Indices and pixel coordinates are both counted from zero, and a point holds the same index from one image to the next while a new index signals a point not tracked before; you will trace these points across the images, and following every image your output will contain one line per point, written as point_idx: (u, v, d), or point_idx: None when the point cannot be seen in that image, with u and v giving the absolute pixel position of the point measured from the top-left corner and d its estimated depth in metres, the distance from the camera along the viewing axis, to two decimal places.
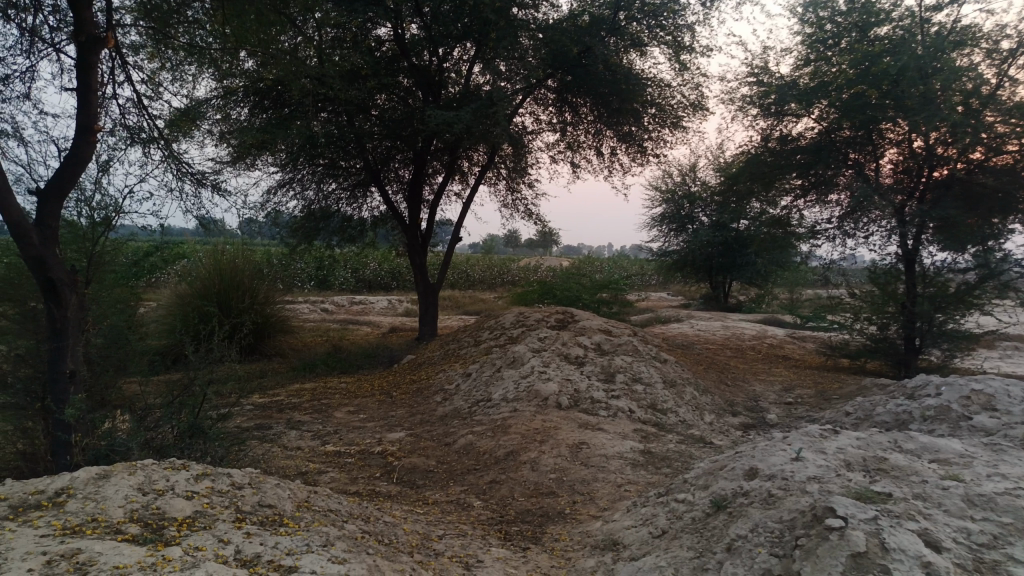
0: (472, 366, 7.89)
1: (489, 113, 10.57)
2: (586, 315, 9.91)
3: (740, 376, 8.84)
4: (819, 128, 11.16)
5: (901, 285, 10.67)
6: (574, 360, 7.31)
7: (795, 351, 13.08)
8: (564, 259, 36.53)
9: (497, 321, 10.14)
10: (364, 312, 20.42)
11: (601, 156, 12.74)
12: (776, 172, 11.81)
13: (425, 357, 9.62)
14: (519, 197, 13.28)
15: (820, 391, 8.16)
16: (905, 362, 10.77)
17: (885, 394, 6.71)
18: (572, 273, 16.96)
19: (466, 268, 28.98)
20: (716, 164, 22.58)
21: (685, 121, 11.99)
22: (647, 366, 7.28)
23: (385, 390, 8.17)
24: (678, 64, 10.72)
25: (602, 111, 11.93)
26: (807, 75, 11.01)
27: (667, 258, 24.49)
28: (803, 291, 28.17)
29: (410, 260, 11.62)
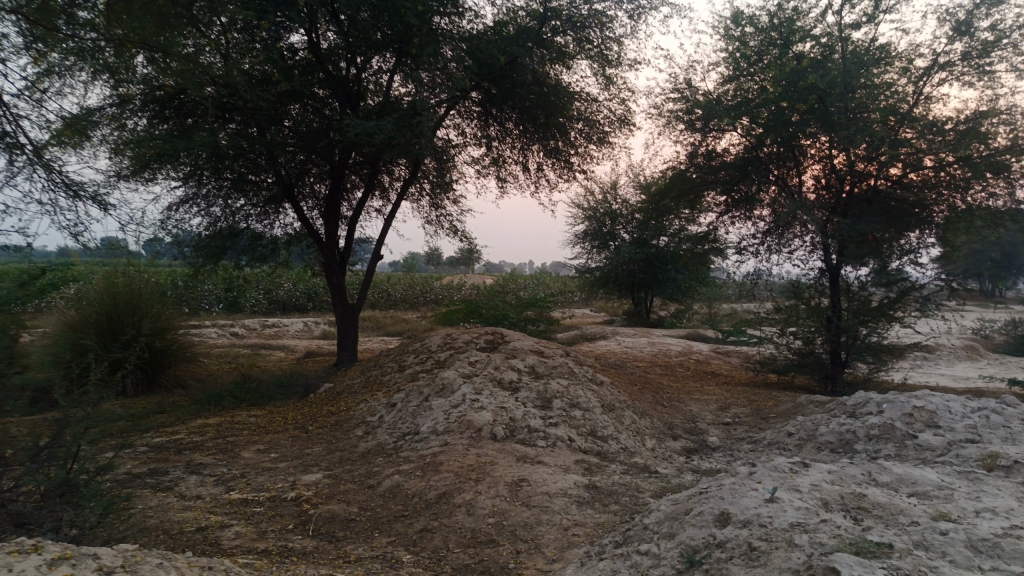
0: (396, 395, 7.29)
1: (411, 125, 10.06)
2: (516, 336, 9.47)
3: (676, 396, 8.59)
4: (744, 144, 11.12)
5: (825, 300, 10.75)
6: (507, 386, 6.84)
7: (722, 367, 13.04)
8: (486, 278, 36.13)
9: (422, 344, 9.55)
10: (277, 336, 19.35)
11: (527, 172, 12.42)
12: (702, 188, 11.78)
13: (344, 385, 8.94)
14: (443, 213, 12.78)
15: (756, 410, 7.97)
16: (832, 376, 10.80)
17: (827, 413, 6.55)
18: (497, 291, 16.53)
19: (386, 287, 28.15)
20: (637, 181, 22.76)
21: (611, 136, 11.83)
22: (584, 390, 6.89)
23: (299, 424, 7.47)
24: (604, 77, 10.53)
25: (528, 125, 11.61)
26: (730, 90, 11.05)
27: (589, 275, 24.46)
28: (721, 306, 28.74)
29: (328, 280, 10.88)
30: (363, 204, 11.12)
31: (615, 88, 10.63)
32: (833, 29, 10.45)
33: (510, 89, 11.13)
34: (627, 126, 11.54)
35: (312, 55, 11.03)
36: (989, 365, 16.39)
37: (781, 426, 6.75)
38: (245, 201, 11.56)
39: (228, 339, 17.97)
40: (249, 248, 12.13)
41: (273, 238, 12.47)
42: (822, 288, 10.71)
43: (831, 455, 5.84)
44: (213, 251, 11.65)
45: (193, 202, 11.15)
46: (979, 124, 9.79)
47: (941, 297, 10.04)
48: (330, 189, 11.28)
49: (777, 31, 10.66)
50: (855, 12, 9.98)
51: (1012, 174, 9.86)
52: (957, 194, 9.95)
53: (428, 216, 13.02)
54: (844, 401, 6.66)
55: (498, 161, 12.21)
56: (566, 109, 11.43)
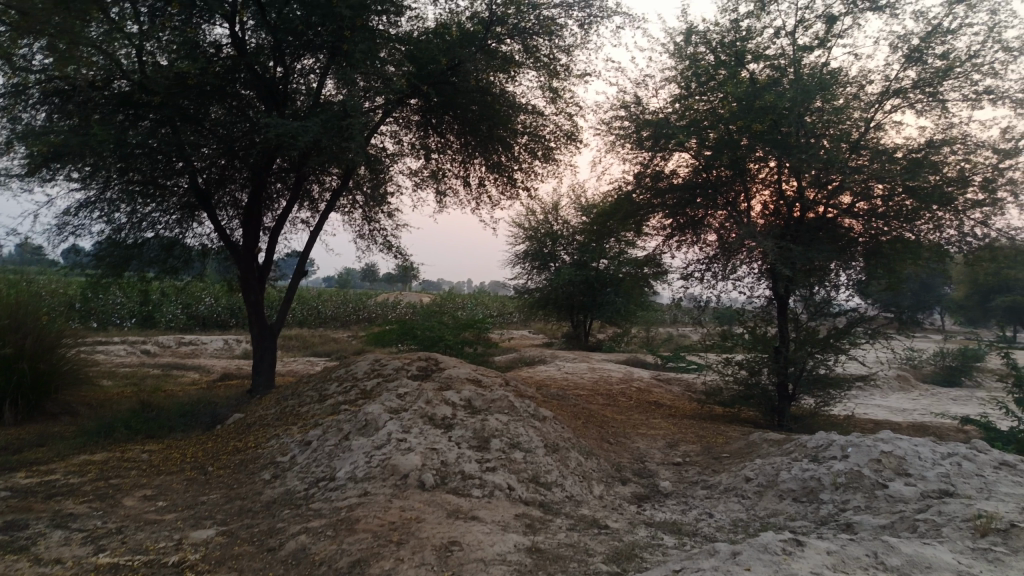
0: (313, 431, 6.45)
1: (341, 131, 9.26)
2: (450, 363, 8.72)
3: (622, 431, 7.99)
4: (692, 165, 10.76)
5: (772, 329, 10.38)
6: (439, 423, 6.08)
7: (664, 396, 12.55)
8: (422, 296, 35.24)
9: (347, 371, 8.69)
10: (194, 354, 18.00)
11: (468, 187, 11.77)
12: (648, 211, 11.36)
13: (257, 415, 8.00)
14: (376, 228, 11.98)
15: (707, 448, 7.42)
16: (779, 410, 10.31)
17: (787, 456, 6.03)
18: (433, 312, 15.71)
19: (317, 304, 26.92)
20: (578, 202, 22.37)
21: (557, 153, 11.29)
22: (526, 428, 6.20)
23: (198, 463, 6.52)
24: (551, 90, 10.00)
25: (469, 138, 10.97)
26: (679, 111, 10.68)
27: (528, 296, 23.90)
28: (659, 331, 28.56)
29: (244, 298, 9.89)
30: (287, 215, 10.23)
31: (561, 102, 10.09)
32: (784, 52, 10.21)
33: (450, 99, 10.48)
34: (573, 142, 11.00)
35: (235, 53, 10.17)
36: (922, 396, 16.47)
37: (737, 469, 6.20)
38: (155, 208, 10.49)
39: (138, 358, 16.57)
40: (158, 259, 11.02)
41: (187, 249, 11.40)
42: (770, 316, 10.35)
43: (795, 505, 5.30)
44: (117, 263, 10.51)
45: (94, 206, 10.01)
46: (927, 155, 9.65)
47: (889, 329, 9.79)
48: (251, 199, 10.35)
49: (728, 52, 10.38)
50: (806, 35, 9.75)
51: (958, 206, 9.74)
52: (906, 224, 9.75)
53: (360, 230, 12.20)
54: (803, 444, 6.16)
55: (437, 175, 11.51)
56: (510, 122, 10.84)
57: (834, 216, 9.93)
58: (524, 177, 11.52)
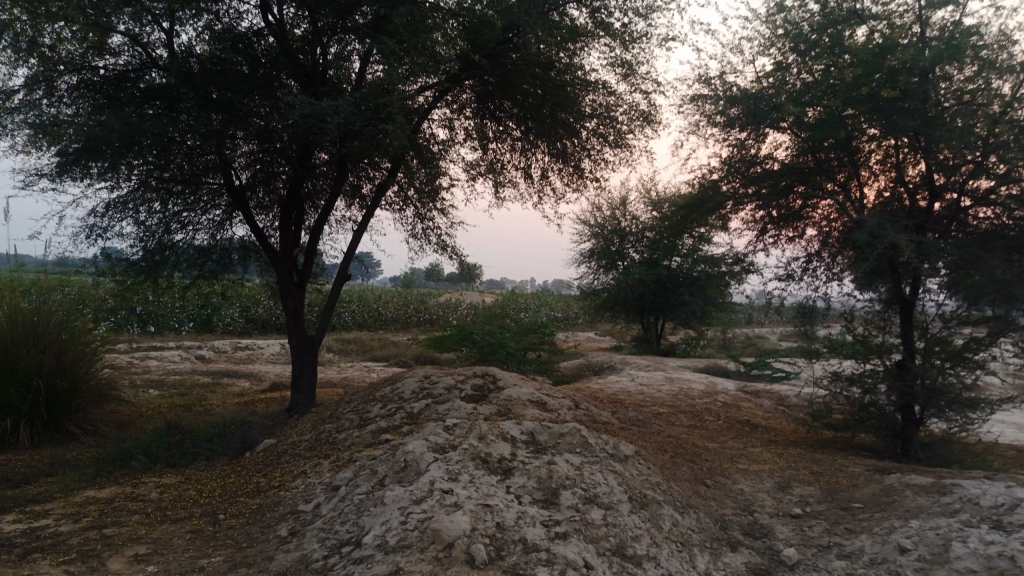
0: (343, 472, 5.33)
1: (386, 115, 8.16)
2: (510, 381, 7.49)
3: (718, 468, 6.59)
4: (791, 148, 9.25)
5: (890, 339, 8.76)
6: (495, 467, 4.86)
7: (756, 413, 10.99)
8: (485, 296, 34.17)
9: (392, 389, 7.56)
10: (248, 360, 17.37)
11: (530, 179, 10.53)
12: (737, 202, 9.87)
13: (289, 443, 6.95)
14: (428, 226, 10.88)
15: (830, 493, 5.95)
16: (903, 437, 8.64)
17: (953, 517, 4.54)
18: (494, 316, 14.51)
19: (378, 305, 26.13)
20: (648, 196, 20.80)
21: (631, 138, 9.94)
22: (603, 474, 4.92)
23: (211, 508, 5.47)
24: (623, 63, 8.65)
25: (531, 124, 9.71)
26: (775, 84, 9.16)
27: (595, 297, 22.45)
28: (736, 333, 26.57)
29: (283, 304, 8.88)
30: (328, 213, 9.22)
31: (636, 78, 8.75)
32: (905, 8, 8.55)
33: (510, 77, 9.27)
34: (649, 123, 9.59)
35: (276, 40, 9.17)
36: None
37: (884, 531, 4.74)
38: (189, 208, 9.63)
39: (191, 365, 16.00)
40: (195, 263, 10.19)
41: (227, 252, 10.54)
42: (889, 323, 8.73)
43: None
44: (151, 267, 9.69)
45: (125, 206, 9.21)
46: None
47: None
48: (289, 196, 9.37)
49: (834, 11, 8.79)
50: None
51: None
52: None
53: (411, 229, 11.11)
54: (976, 501, 4.66)
55: (495, 167, 10.29)
56: (578, 101, 9.52)
57: (971, 204, 8.25)
58: (593, 167, 10.17)
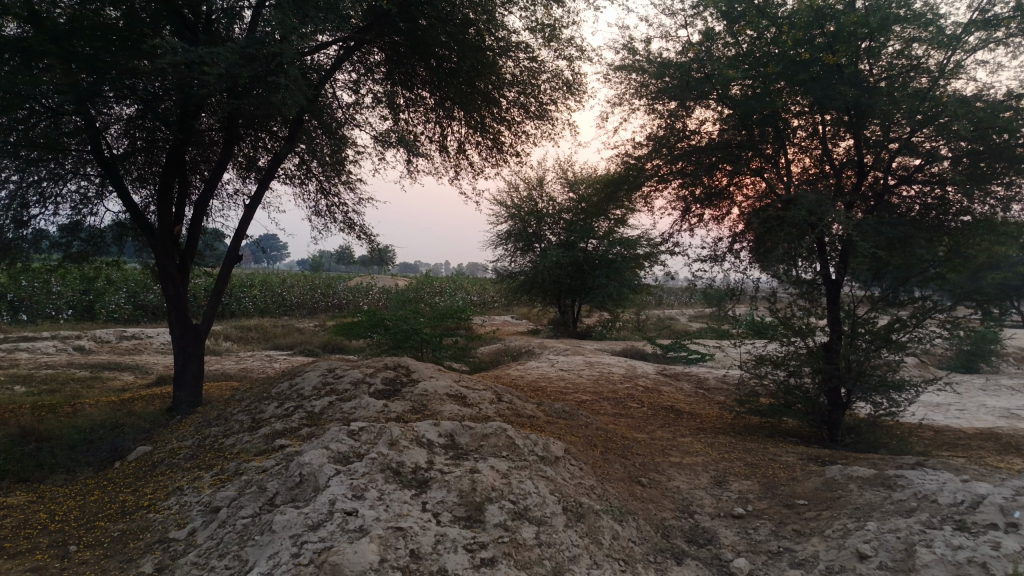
0: (226, 489, 4.50)
1: (282, 74, 7.21)
2: (426, 374, 6.79)
3: (652, 463, 6.11)
4: (718, 125, 8.92)
5: (816, 322, 8.57)
6: (408, 479, 4.16)
7: (679, 398, 10.71)
8: (397, 280, 33.08)
9: (291, 386, 6.71)
10: (135, 350, 15.86)
11: (445, 152, 9.77)
12: (662, 181, 9.45)
13: (168, 450, 6.01)
14: (333, 203, 9.97)
15: (771, 489, 5.57)
16: (829, 420, 8.48)
17: (910, 517, 4.18)
18: (408, 300, 13.70)
19: (282, 290, 24.69)
20: (565, 176, 20.35)
21: (553, 110, 9.33)
22: (533, 481, 4.31)
23: (62, 535, 4.53)
24: (545, 27, 8.00)
25: (446, 92, 8.95)
26: (702, 57, 8.75)
27: (511, 280, 21.88)
28: (650, 316, 26.64)
29: (163, 290, 7.81)
30: (214, 186, 8.21)
31: (559, 43, 8.12)
32: None
33: (422, 38, 8.49)
34: (572, 93, 8.82)
35: None
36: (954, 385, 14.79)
37: (837, 533, 4.35)
38: (50, 179, 8.34)
39: (68, 356, 14.41)
40: (59, 242, 8.90)
41: (100, 231, 9.29)
42: (815, 306, 8.53)
43: None
44: (2, 248, 8.35)
45: None
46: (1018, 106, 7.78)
47: (967, 322, 7.98)
48: (170, 167, 8.25)
49: None
50: None
51: None
52: (987, 193, 7.92)
53: (315, 206, 10.17)
54: (933, 498, 4.31)
55: (407, 139, 9.49)
56: (496, 68, 8.83)
57: (898, 183, 8.09)
58: (512, 140, 9.40)
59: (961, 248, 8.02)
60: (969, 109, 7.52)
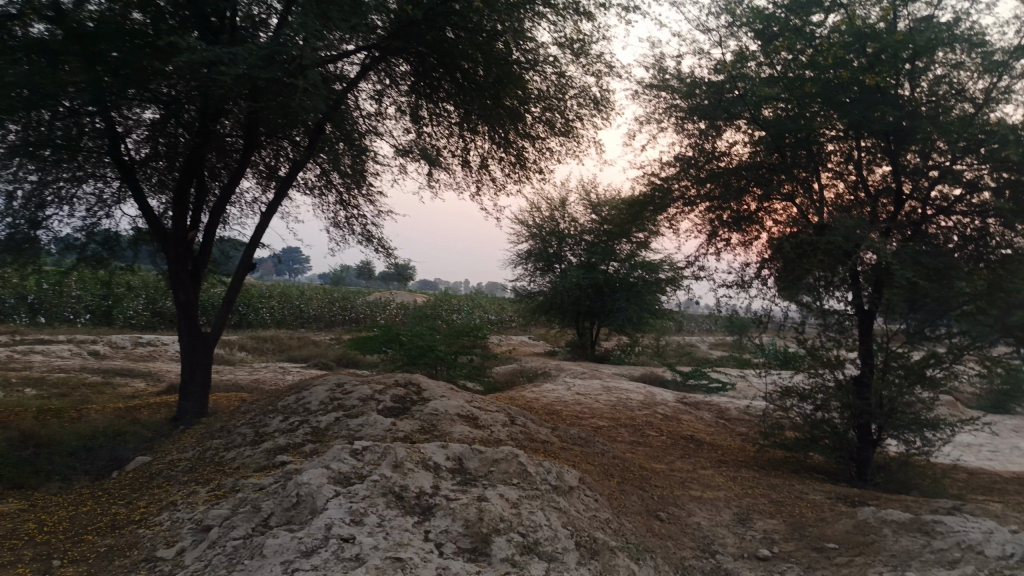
0: (219, 507, 4.26)
1: (304, 80, 7.09)
2: (437, 393, 6.54)
3: (671, 496, 5.78)
4: (748, 146, 8.65)
5: (845, 354, 8.21)
6: (411, 505, 3.91)
7: (699, 428, 10.34)
8: (416, 296, 32.94)
9: (297, 399, 6.50)
10: (150, 357, 15.79)
11: (467, 167, 9.59)
12: (689, 203, 9.18)
13: (167, 461, 5.80)
14: (351, 215, 9.82)
15: (798, 530, 5.22)
16: (857, 458, 8.08)
17: (954, 570, 3.85)
18: (424, 317, 13.49)
19: (300, 302, 24.62)
20: (588, 198, 20.15)
21: (579, 128, 9.12)
22: (545, 513, 4.03)
23: (47, 548, 4.31)
24: (574, 41, 7.82)
25: (470, 107, 8.80)
26: (734, 77, 8.51)
27: (530, 300, 21.62)
28: (670, 342, 26.19)
29: (173, 296, 7.66)
30: (230, 192, 8.09)
31: (588, 58, 7.93)
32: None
33: (448, 50, 8.37)
34: (599, 109, 8.60)
35: None
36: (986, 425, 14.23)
37: None
38: (68, 181, 8.26)
39: (82, 361, 14.36)
40: (75, 244, 8.81)
41: (116, 235, 9.19)
42: (846, 337, 8.17)
43: None
44: (17, 249, 8.27)
45: None
46: None
47: (1008, 360, 7.59)
48: (188, 173, 8.14)
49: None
50: None
51: None
52: None
53: (333, 218, 10.03)
54: (979, 550, 3.98)
55: (429, 153, 9.33)
56: (522, 82, 8.67)
57: (936, 213, 7.77)
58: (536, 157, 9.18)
59: (1002, 281, 7.65)
60: (1019, 135, 7.17)
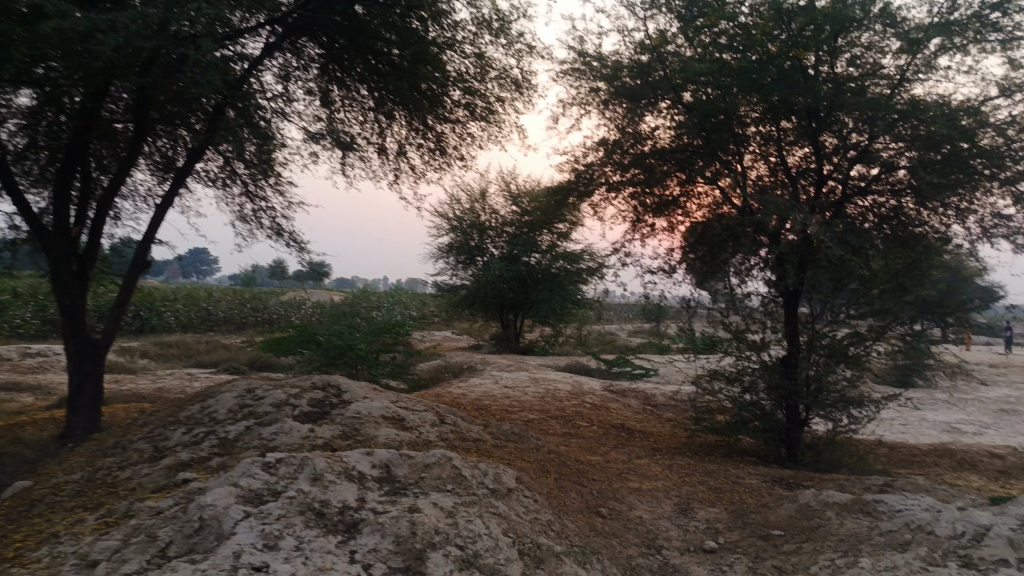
0: (108, 536, 3.70)
1: (200, 56, 6.46)
2: (359, 394, 6.08)
3: (611, 489, 5.54)
4: (671, 130, 8.55)
5: (771, 336, 8.23)
6: (333, 522, 3.49)
7: (629, 416, 10.24)
8: (332, 294, 31.91)
9: (202, 408, 5.91)
10: (39, 369, 14.47)
11: (384, 155, 9.11)
12: (613, 189, 9.00)
13: (51, 485, 5.13)
14: (259, 207, 9.18)
15: (742, 517, 5.08)
16: (786, 439, 8.12)
17: (907, 552, 3.76)
18: (343, 314, 12.88)
19: (208, 304, 23.34)
20: (508, 189, 19.88)
21: (499, 113, 8.78)
22: (483, 521, 3.69)
23: None
24: (493, 20, 7.47)
25: (386, 90, 8.33)
26: (656, 59, 8.38)
27: (451, 294, 21.18)
28: (593, 332, 26.30)
29: (56, 299, 6.86)
30: (120, 184, 7.34)
31: (508, 37, 7.60)
32: None
33: (360, 28, 7.89)
34: (520, 92, 8.27)
35: None
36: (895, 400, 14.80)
37: (825, 570, 3.88)
38: None
39: None
40: None
41: None
42: (771, 321, 8.19)
43: None
44: None
45: None
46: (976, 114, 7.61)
47: (925, 336, 7.76)
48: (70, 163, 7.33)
49: None
50: None
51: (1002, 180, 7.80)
52: (943, 205, 7.75)
53: (239, 211, 9.34)
54: (929, 530, 3.91)
55: (343, 140, 8.79)
56: (440, 64, 8.25)
57: (854, 193, 7.86)
58: (456, 143, 8.78)
59: (918, 258, 7.82)
60: (931, 115, 7.33)
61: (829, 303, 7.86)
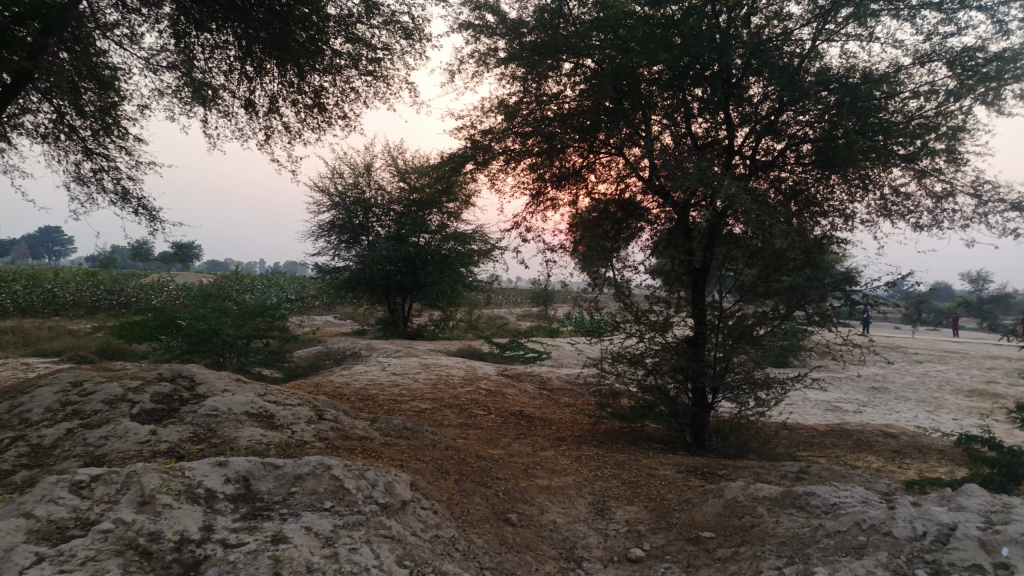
0: None
1: None
2: (216, 387, 5.08)
3: (518, 489, 4.86)
4: (574, 96, 7.95)
5: (676, 317, 7.84)
6: (166, 564, 2.58)
7: (526, 402, 9.67)
8: (202, 276, 29.53)
9: (10, 408, 4.69)
10: None
11: (253, 111, 7.96)
12: (512, 159, 8.29)
13: None
14: (100, 167, 7.83)
15: (666, 516, 4.54)
16: (692, 423, 7.79)
17: (865, 558, 3.30)
18: (208, 294, 11.51)
19: (53, 287, 20.82)
20: (395, 164, 18.79)
21: (387, 68, 7.85)
22: (371, 552, 2.90)
23: None
24: None
25: (255, 35, 7.22)
26: (560, 16, 7.73)
27: (334, 276, 19.89)
28: (483, 316, 25.75)
29: None
30: None
31: None
32: None
33: None
34: (412, 43, 7.38)
35: None
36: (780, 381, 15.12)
37: None
38: None
39: None
40: None
41: None
42: (677, 301, 7.79)
43: None
44: None
45: None
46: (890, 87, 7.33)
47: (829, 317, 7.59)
48: None
49: None
50: None
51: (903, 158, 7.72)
52: (847, 180, 7.57)
53: (75, 172, 7.93)
54: (885, 531, 3.48)
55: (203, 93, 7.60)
56: (318, 5, 7.22)
57: (762, 167, 7.55)
58: (338, 99, 7.78)
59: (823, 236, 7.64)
60: (840, 87, 7.11)
61: (736, 283, 7.53)
